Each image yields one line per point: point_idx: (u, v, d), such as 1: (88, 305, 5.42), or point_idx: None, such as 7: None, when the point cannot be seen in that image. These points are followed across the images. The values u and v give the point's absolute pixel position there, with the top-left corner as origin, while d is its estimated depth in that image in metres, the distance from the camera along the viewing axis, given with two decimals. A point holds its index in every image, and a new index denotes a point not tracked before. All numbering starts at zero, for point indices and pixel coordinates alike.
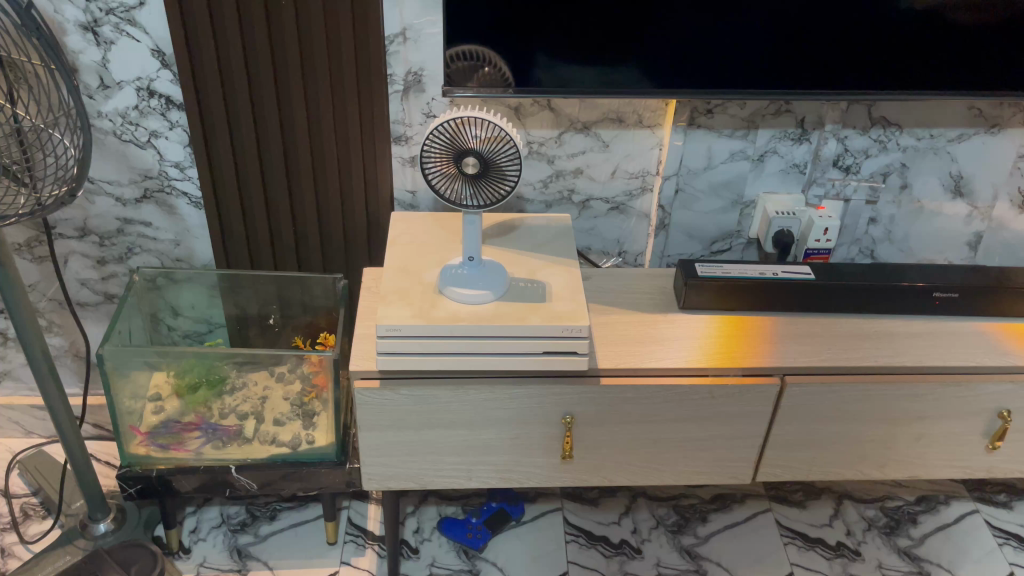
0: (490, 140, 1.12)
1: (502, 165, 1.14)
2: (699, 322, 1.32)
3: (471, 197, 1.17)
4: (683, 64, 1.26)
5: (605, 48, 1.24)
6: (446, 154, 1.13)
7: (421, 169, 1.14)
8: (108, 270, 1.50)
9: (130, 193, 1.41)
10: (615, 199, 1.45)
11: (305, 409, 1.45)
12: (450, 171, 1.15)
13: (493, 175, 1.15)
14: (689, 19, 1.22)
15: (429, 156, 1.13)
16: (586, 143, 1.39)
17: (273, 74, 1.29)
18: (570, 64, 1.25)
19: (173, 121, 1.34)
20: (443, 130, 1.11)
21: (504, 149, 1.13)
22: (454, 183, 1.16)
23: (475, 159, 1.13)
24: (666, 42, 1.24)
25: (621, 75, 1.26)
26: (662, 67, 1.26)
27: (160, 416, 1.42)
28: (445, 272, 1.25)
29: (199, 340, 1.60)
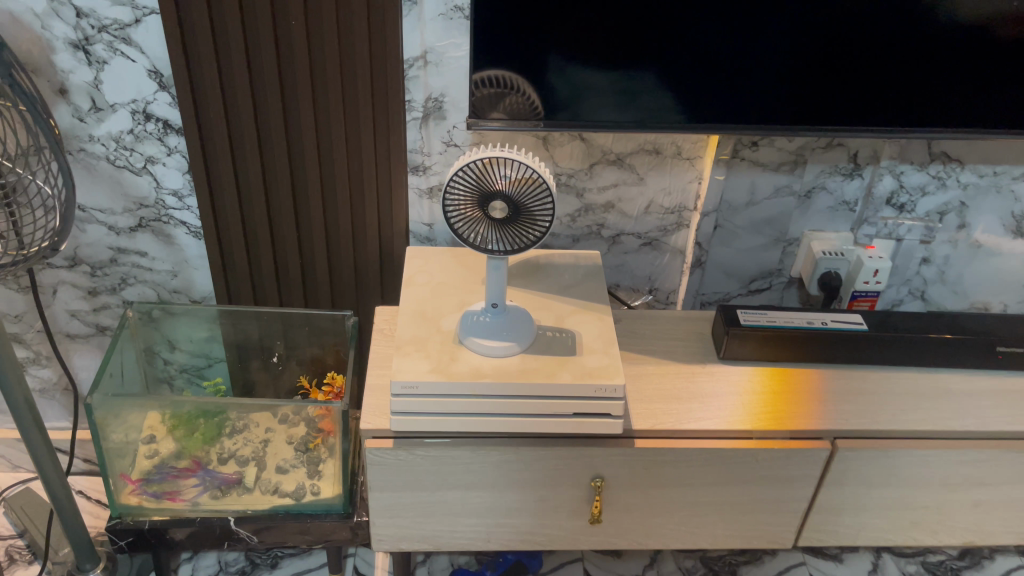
0: (521, 183, 1.01)
1: (532, 210, 1.04)
2: (740, 375, 1.21)
3: (496, 241, 1.06)
4: (728, 95, 1.15)
5: (642, 79, 1.13)
6: (471, 197, 1.02)
7: (443, 209, 1.04)
8: (100, 302, 1.40)
9: (124, 221, 1.31)
10: (648, 234, 1.34)
11: (310, 456, 1.33)
12: (474, 212, 1.04)
13: (522, 219, 1.04)
14: (736, 47, 1.11)
15: (453, 196, 1.03)
16: (619, 176, 1.28)
17: (281, 98, 1.18)
18: (604, 93, 1.14)
19: (171, 146, 1.24)
20: (469, 171, 1.00)
21: (535, 194, 1.02)
22: (477, 228, 1.05)
23: (503, 201, 1.02)
24: (710, 72, 1.13)
25: (660, 105, 1.16)
26: (704, 99, 1.15)
27: (154, 459, 1.31)
28: (465, 320, 1.15)
29: (196, 374, 1.49)
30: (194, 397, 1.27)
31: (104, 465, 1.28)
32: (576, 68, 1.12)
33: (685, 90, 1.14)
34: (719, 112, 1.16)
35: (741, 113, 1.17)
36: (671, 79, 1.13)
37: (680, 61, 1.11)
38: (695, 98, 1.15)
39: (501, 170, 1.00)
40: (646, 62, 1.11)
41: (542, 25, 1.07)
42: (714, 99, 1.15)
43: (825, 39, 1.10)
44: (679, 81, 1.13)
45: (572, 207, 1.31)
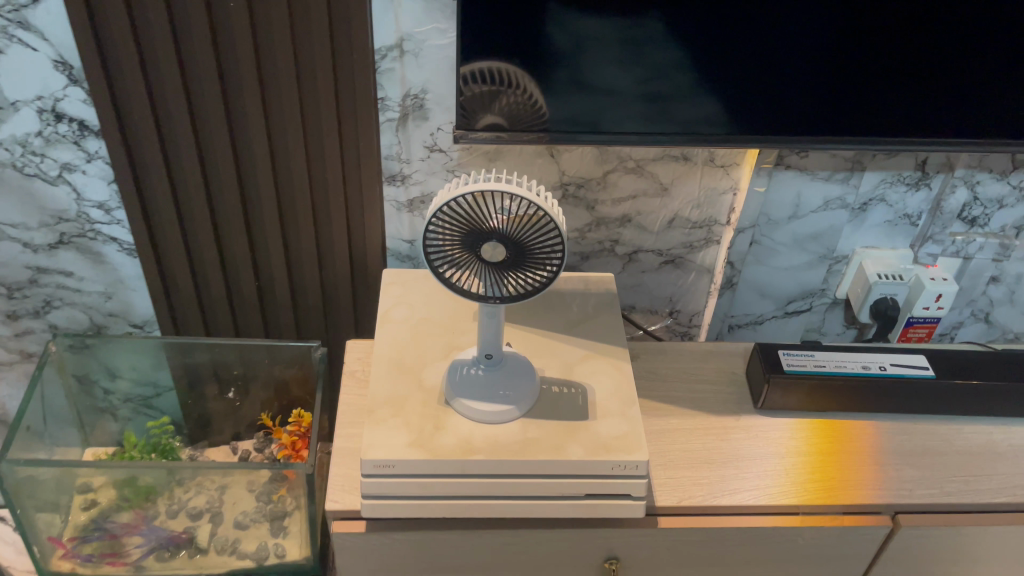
0: (520, 220, 0.80)
1: (535, 253, 0.82)
2: (781, 430, 1.02)
3: (487, 286, 0.85)
4: (779, 91, 0.93)
5: (674, 74, 0.91)
6: (458, 239, 0.81)
7: (425, 245, 0.81)
8: (22, 326, 1.18)
9: (42, 237, 1.09)
10: (670, 251, 1.13)
11: (271, 511, 1.13)
12: (464, 252, 0.82)
13: (521, 265, 0.83)
14: (795, 33, 0.88)
15: (439, 230, 0.81)
16: (639, 185, 1.06)
17: (222, 98, 0.96)
18: (624, 89, 0.92)
19: (91, 151, 1.01)
20: (455, 208, 0.79)
21: (539, 233, 0.80)
22: (467, 273, 0.84)
23: (501, 241, 0.80)
24: (759, 63, 0.91)
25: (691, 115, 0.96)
26: (746, 103, 0.95)
27: (91, 513, 1.13)
28: (451, 374, 0.94)
29: (144, 404, 1.28)
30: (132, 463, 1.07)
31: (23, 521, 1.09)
32: (589, 60, 0.90)
33: (724, 92, 0.93)
34: (764, 113, 0.95)
35: (789, 117, 0.96)
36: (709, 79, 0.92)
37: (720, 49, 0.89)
38: (732, 102, 0.94)
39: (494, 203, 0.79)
40: (680, 63, 0.90)
41: (553, 7, 0.84)
42: (758, 104, 0.94)
43: (907, 21, 0.88)
44: (718, 83, 0.92)
45: (582, 222, 1.09)
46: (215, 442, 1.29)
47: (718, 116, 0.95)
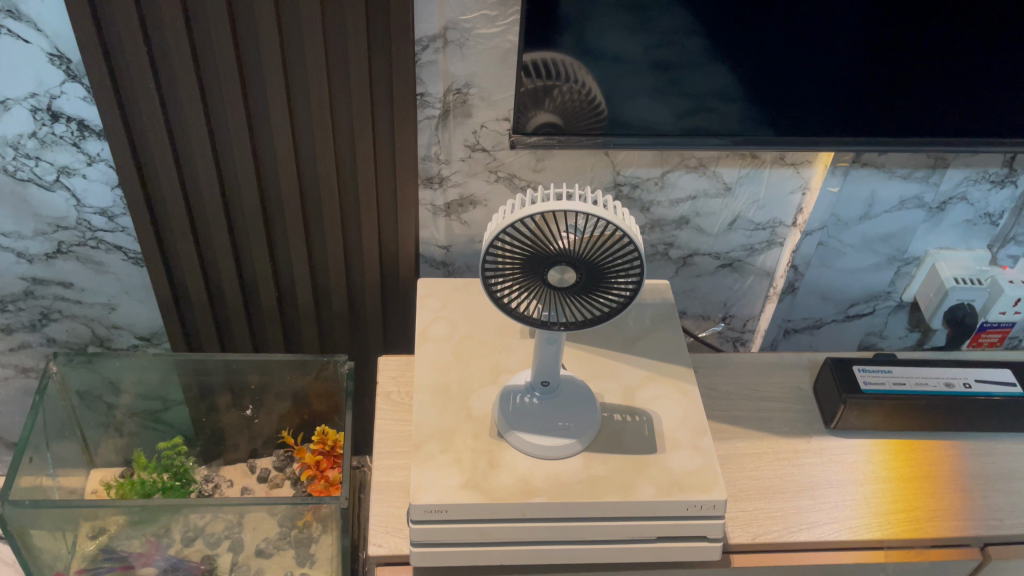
0: (592, 243, 0.69)
1: (611, 277, 0.72)
2: (857, 453, 0.94)
3: (549, 310, 0.75)
4: (872, 79, 0.83)
5: (753, 68, 0.81)
6: (522, 262, 0.71)
7: (484, 267, 0.72)
8: (16, 340, 1.08)
9: (38, 246, 0.98)
10: (728, 254, 1.04)
11: (298, 538, 1.04)
12: (526, 276, 0.72)
13: (591, 292, 0.73)
14: (891, 22, 0.79)
15: (501, 251, 0.71)
16: (700, 185, 0.96)
17: (243, 102, 0.85)
18: (698, 80, 0.82)
19: (91, 153, 0.90)
20: (518, 232, 0.69)
21: (615, 256, 0.70)
22: (532, 300, 0.75)
23: (572, 268, 0.71)
24: (853, 50, 0.80)
25: (768, 99, 0.84)
26: (833, 86, 0.84)
27: (99, 542, 1.04)
28: (502, 403, 0.84)
29: (151, 418, 1.17)
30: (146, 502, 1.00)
31: (24, 549, 1.02)
32: (658, 51, 0.79)
33: (808, 84, 0.83)
34: (846, 112, 0.86)
35: (875, 113, 0.87)
36: (795, 58, 0.81)
37: (815, 23, 0.78)
38: (816, 81, 0.83)
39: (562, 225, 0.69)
40: (763, 39, 0.79)
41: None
42: (842, 105, 0.86)
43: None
44: (804, 66, 0.81)
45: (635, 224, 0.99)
46: (231, 460, 1.19)
47: (796, 118, 0.86)
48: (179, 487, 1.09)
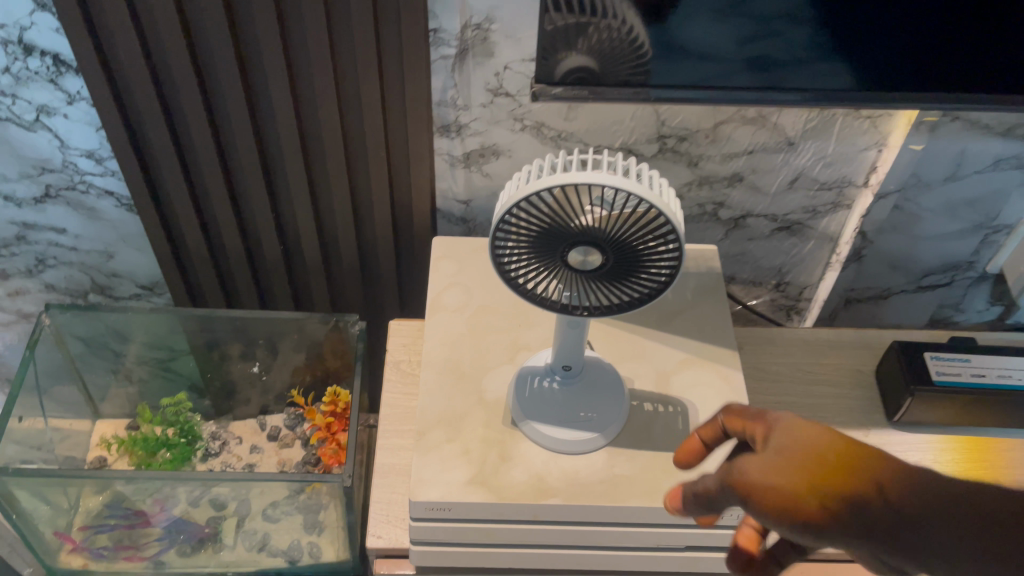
0: (621, 221, 0.58)
1: (644, 258, 0.61)
2: (920, 451, 0.83)
3: (569, 292, 0.65)
4: (985, 20, 0.68)
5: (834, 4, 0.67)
6: (540, 239, 0.61)
7: (495, 240, 0.61)
8: (14, 286, 1.02)
9: (25, 190, 0.90)
10: (786, 217, 0.91)
11: (305, 503, 0.97)
12: (544, 254, 0.62)
13: (618, 277, 0.63)
14: None
15: (515, 225, 0.60)
16: (757, 139, 0.83)
17: (231, 31, 0.74)
18: (763, 19, 0.68)
19: (71, 92, 0.81)
20: (531, 207, 0.59)
21: (648, 237, 0.59)
22: (551, 279, 0.65)
23: (596, 252, 0.60)
24: None
25: (849, 32, 0.69)
26: (933, 25, 0.68)
27: (103, 498, 0.96)
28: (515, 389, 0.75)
29: (160, 367, 1.10)
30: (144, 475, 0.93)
31: (5, 505, 0.93)
32: None
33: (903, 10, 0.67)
34: (945, 52, 0.71)
35: (980, 62, 0.72)
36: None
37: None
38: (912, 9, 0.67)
39: (586, 199, 0.58)
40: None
41: None
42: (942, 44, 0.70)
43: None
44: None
45: (681, 180, 0.87)
46: (240, 416, 1.13)
47: (883, 58, 0.71)
48: (185, 444, 1.04)
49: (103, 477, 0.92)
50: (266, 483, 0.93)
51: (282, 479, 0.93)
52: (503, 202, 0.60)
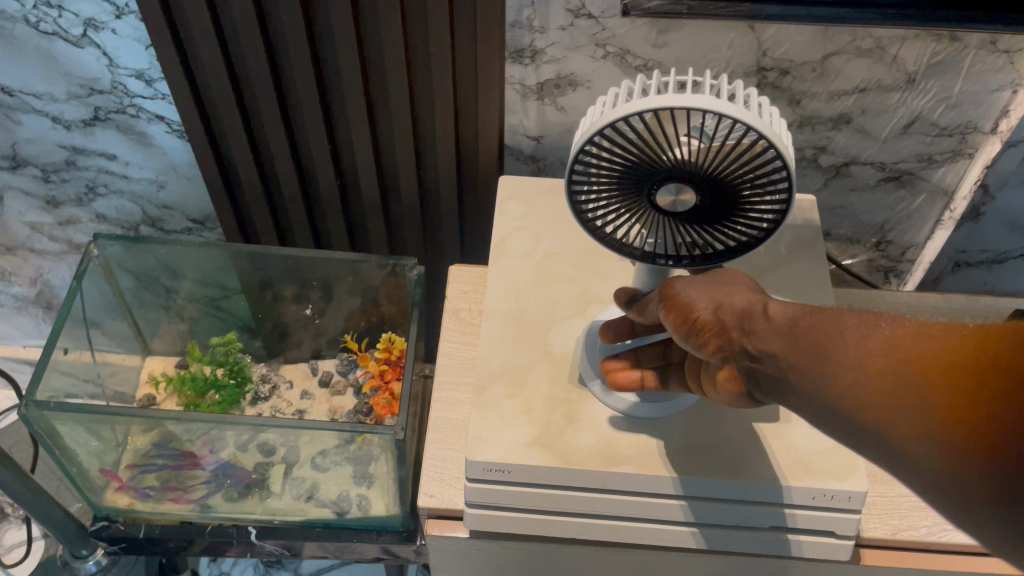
0: (719, 156, 0.50)
1: (745, 197, 0.52)
2: None
3: (652, 238, 0.57)
4: None
5: None
6: (624, 176, 0.52)
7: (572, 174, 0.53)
8: (65, 214, 0.99)
9: (74, 112, 0.86)
10: (896, 166, 0.81)
11: (356, 453, 0.92)
12: (627, 193, 0.54)
13: (710, 222, 0.55)
14: None
15: (596, 156, 0.52)
16: (872, 75, 0.73)
17: None
18: None
19: (118, 4, 0.75)
20: (615, 136, 0.51)
21: (752, 175, 0.51)
22: (632, 223, 0.57)
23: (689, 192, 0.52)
24: None
25: None
26: None
27: (152, 436, 0.93)
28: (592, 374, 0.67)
29: (211, 305, 1.06)
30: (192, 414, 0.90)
31: (52, 439, 0.90)
32: None
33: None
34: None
35: None
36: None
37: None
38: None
39: (681, 128, 0.50)
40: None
41: None
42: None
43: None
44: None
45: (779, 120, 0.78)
46: (292, 358, 1.08)
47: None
48: (234, 386, 1.00)
49: (151, 414, 0.89)
50: (316, 430, 0.89)
51: (332, 429, 0.88)
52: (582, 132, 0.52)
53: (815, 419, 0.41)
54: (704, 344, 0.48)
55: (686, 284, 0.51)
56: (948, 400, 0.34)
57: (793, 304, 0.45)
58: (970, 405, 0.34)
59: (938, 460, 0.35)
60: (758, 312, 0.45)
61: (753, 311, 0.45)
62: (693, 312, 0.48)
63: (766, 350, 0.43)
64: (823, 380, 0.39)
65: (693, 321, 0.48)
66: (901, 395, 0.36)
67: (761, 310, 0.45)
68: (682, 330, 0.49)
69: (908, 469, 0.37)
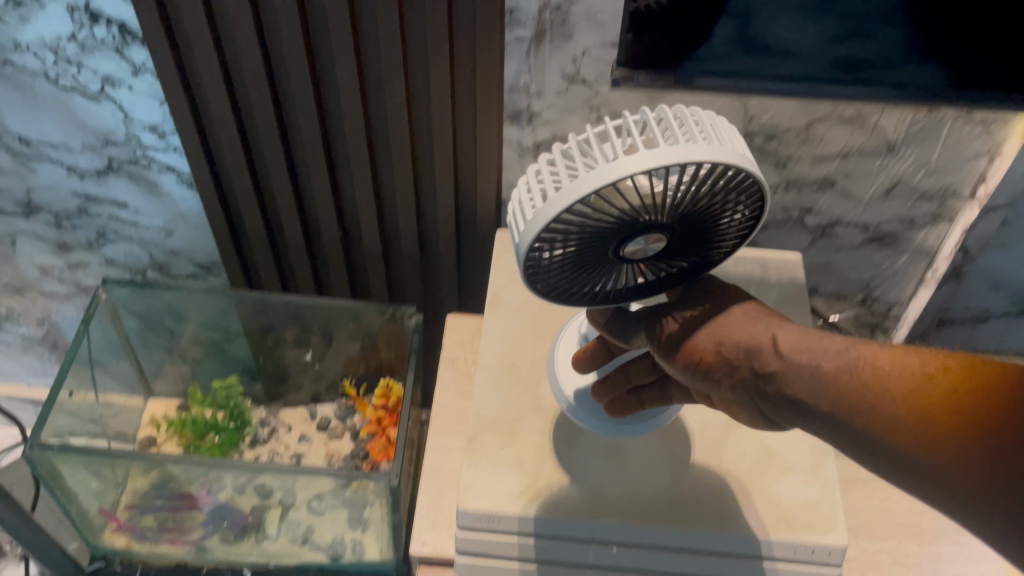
0: (685, 196, 0.43)
1: (719, 218, 0.46)
2: None
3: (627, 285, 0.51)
4: None
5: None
6: (584, 249, 0.46)
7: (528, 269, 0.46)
8: (76, 258, 1.02)
9: (88, 162, 0.89)
10: (879, 227, 0.84)
11: (351, 498, 0.94)
12: (591, 259, 0.47)
13: (684, 253, 0.49)
14: None
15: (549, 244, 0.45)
16: (854, 142, 0.76)
17: (299, 7, 0.70)
18: None
19: (135, 63, 0.79)
20: (563, 224, 0.44)
21: (723, 197, 0.45)
22: (603, 282, 0.50)
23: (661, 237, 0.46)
24: None
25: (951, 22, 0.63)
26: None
27: (152, 478, 0.95)
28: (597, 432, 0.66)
29: (214, 349, 1.09)
30: (192, 458, 0.92)
31: (53, 480, 0.92)
32: None
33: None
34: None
35: None
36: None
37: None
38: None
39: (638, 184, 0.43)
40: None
41: None
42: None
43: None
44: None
45: (766, 182, 0.81)
46: (292, 402, 1.10)
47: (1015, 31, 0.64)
48: (234, 429, 1.02)
49: (152, 458, 0.91)
50: (313, 475, 0.91)
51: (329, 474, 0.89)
52: (523, 236, 0.44)
53: (838, 444, 0.42)
54: (716, 381, 0.48)
55: (684, 319, 0.51)
56: (964, 421, 0.37)
57: (800, 335, 0.46)
58: (988, 424, 0.36)
59: (959, 477, 0.37)
60: (767, 343, 0.46)
61: (759, 345, 0.46)
62: (699, 347, 0.49)
63: (786, 385, 0.44)
64: (847, 413, 0.41)
65: (700, 359, 0.49)
66: (917, 426, 0.38)
67: (769, 346, 0.46)
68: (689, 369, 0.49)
69: (929, 488, 0.38)
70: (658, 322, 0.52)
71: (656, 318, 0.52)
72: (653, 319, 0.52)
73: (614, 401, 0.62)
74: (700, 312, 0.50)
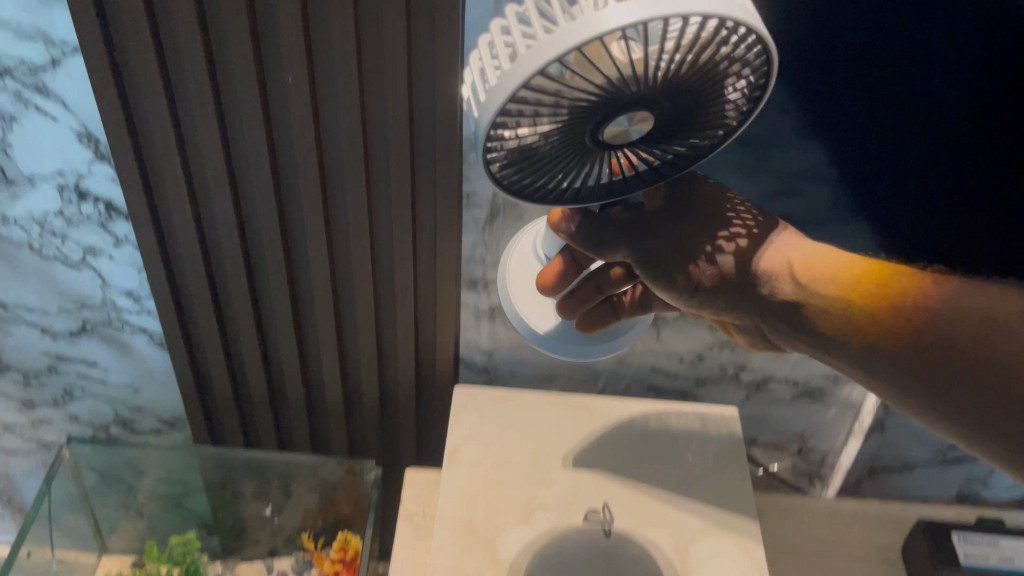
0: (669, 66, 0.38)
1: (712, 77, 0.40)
2: None
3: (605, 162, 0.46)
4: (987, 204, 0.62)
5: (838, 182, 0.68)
6: (555, 119, 0.40)
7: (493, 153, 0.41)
8: (39, 414, 1.04)
9: (62, 324, 0.93)
10: (807, 383, 0.92)
11: None
12: (565, 131, 0.42)
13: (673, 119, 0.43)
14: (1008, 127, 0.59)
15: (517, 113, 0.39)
16: None
17: (275, 191, 0.78)
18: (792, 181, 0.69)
19: (117, 235, 0.84)
20: (530, 95, 0.38)
21: (717, 55, 0.38)
22: (575, 167, 0.46)
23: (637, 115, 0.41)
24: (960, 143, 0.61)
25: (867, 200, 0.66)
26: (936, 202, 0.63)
27: None
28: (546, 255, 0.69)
29: (172, 502, 1.09)
30: None
31: None
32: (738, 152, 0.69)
33: (969, 149, 0.61)
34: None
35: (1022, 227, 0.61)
36: (936, 100, 0.61)
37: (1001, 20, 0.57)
38: (967, 156, 0.61)
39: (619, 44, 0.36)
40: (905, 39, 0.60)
41: None
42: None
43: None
44: (969, 108, 0.60)
45: (702, 342, 0.89)
46: (248, 556, 1.11)
47: (952, 222, 0.63)
48: None
49: None
50: None
51: None
52: (484, 113, 0.38)
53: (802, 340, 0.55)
54: (716, 294, 0.55)
55: (709, 214, 0.55)
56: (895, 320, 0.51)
57: (801, 251, 0.55)
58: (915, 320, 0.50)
59: (893, 364, 0.52)
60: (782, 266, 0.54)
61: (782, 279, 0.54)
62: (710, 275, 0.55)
63: (788, 304, 0.54)
64: (851, 324, 0.53)
65: (708, 276, 0.55)
66: (877, 333, 0.52)
67: (786, 273, 0.54)
68: (689, 285, 0.55)
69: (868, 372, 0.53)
70: (655, 221, 0.54)
71: (643, 237, 0.54)
72: (649, 223, 0.54)
73: (585, 314, 0.68)
74: (736, 235, 0.55)
